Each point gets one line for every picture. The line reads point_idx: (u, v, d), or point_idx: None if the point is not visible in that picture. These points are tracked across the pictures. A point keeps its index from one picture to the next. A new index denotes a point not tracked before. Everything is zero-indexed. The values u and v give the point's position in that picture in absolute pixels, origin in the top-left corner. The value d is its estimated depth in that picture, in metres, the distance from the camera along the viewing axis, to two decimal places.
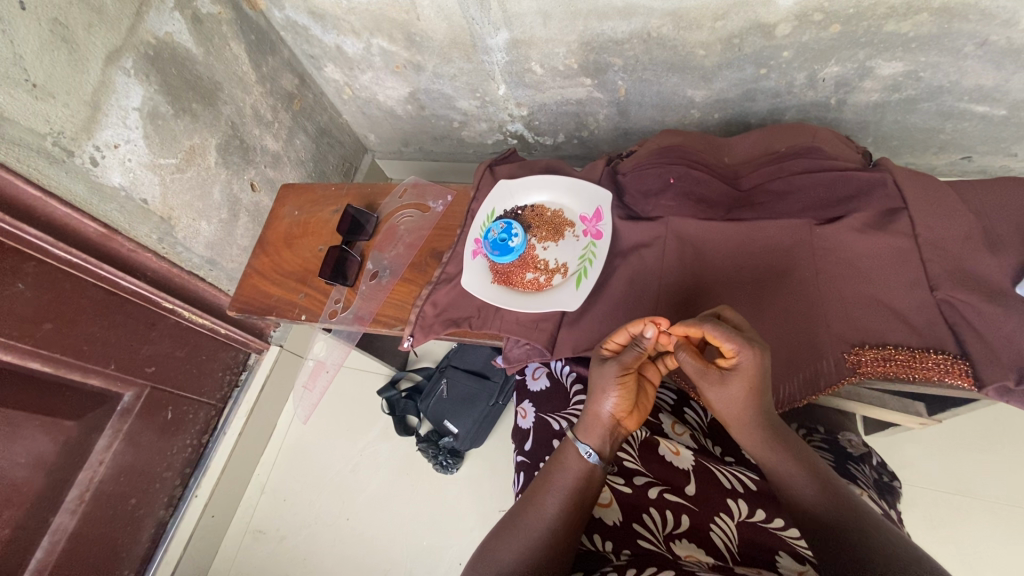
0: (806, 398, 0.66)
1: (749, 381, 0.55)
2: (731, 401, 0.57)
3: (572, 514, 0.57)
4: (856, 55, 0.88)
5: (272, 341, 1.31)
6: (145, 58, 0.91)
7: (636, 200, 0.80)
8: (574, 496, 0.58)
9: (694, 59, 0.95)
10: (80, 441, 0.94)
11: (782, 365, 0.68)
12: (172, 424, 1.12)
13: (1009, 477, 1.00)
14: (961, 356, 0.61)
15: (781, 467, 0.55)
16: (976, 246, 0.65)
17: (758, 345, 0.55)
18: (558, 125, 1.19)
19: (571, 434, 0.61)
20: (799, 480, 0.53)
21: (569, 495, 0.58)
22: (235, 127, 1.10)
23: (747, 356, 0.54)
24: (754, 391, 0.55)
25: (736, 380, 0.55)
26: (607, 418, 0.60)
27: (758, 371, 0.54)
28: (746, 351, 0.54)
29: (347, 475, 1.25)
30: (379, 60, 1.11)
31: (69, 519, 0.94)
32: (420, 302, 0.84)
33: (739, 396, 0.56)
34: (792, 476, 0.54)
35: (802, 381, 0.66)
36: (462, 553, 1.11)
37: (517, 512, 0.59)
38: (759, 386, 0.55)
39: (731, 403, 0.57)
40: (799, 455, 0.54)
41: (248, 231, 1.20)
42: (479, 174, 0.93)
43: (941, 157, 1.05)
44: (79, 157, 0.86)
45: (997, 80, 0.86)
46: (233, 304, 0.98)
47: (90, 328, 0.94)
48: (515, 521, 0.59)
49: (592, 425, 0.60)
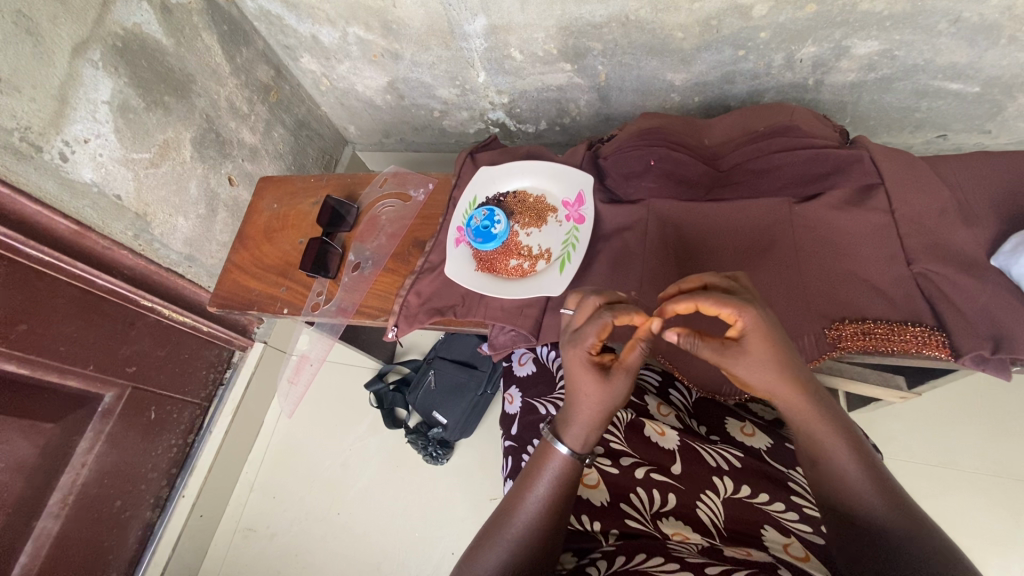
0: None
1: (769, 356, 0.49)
2: (762, 371, 0.50)
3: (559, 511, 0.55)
4: (832, 35, 0.88)
5: (256, 338, 1.30)
6: (113, 50, 0.89)
7: (618, 183, 0.80)
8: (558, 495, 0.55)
9: (673, 42, 0.95)
10: (60, 444, 0.92)
11: None
12: (156, 424, 1.10)
13: (987, 448, 1.02)
14: (938, 329, 0.62)
15: (829, 453, 0.50)
16: (951, 219, 0.66)
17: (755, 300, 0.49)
18: (539, 113, 1.19)
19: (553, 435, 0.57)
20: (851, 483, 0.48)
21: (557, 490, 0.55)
22: (210, 120, 1.07)
23: (750, 314, 0.48)
24: (779, 352, 0.49)
25: (755, 343, 0.48)
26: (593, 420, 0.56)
27: (769, 327, 0.49)
28: (748, 311, 0.48)
29: (337, 470, 1.25)
30: (356, 49, 1.09)
31: (53, 523, 0.92)
32: (403, 292, 0.84)
33: (768, 359, 0.49)
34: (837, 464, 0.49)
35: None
36: (454, 543, 1.11)
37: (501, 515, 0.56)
38: (782, 340, 0.49)
39: (764, 372, 0.50)
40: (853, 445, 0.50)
41: (228, 226, 1.18)
42: (460, 161, 0.92)
43: (918, 136, 1.07)
44: (49, 153, 0.84)
45: (970, 58, 0.87)
46: (213, 300, 0.96)
47: (67, 328, 0.93)
48: (501, 518, 0.56)
49: (577, 427, 0.55)
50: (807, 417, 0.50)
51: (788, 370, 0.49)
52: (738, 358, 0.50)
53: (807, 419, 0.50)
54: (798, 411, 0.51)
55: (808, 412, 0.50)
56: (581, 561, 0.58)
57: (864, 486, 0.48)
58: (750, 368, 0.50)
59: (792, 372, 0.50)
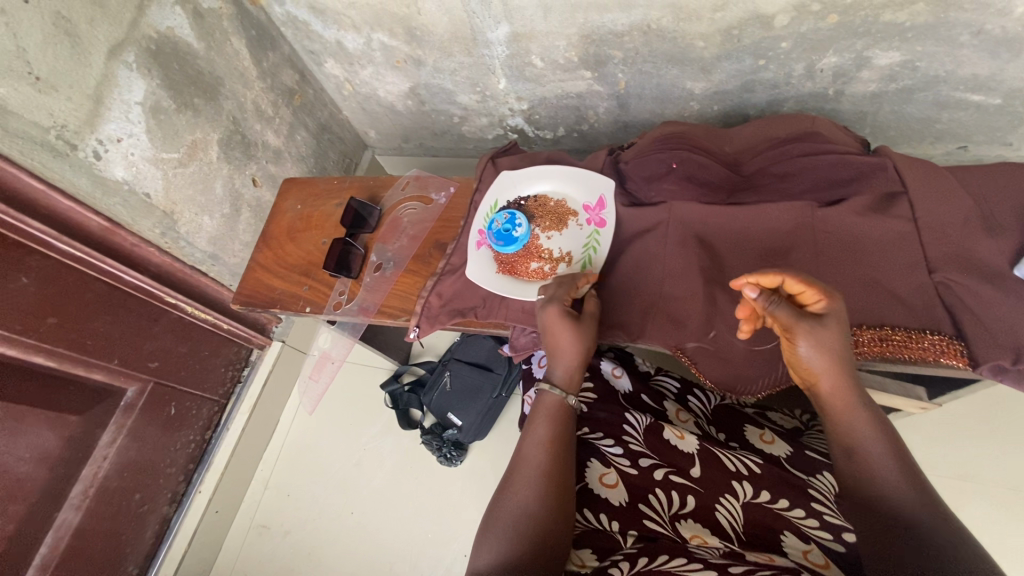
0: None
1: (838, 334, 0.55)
2: (829, 354, 0.54)
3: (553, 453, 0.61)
4: (854, 45, 0.89)
5: (274, 337, 1.31)
6: (147, 52, 0.91)
7: (639, 186, 0.81)
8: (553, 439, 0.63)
9: (694, 51, 0.96)
10: (84, 436, 0.94)
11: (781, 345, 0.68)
12: (175, 419, 1.11)
13: (1008, 461, 1.01)
14: (957, 338, 0.62)
15: (872, 449, 0.53)
16: (974, 228, 0.66)
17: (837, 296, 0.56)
18: (558, 119, 1.20)
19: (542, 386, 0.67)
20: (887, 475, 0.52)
21: (550, 440, 0.62)
22: (237, 122, 1.10)
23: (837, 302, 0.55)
24: (843, 343, 0.55)
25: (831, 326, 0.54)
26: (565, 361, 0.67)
27: (843, 320, 0.55)
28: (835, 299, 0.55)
29: (350, 470, 1.25)
30: (380, 55, 1.12)
31: (74, 514, 0.93)
32: (426, 293, 0.85)
33: (837, 341, 0.55)
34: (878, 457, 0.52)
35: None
36: (467, 545, 1.11)
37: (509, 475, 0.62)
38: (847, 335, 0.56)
39: (827, 358, 0.55)
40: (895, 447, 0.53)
41: (250, 227, 1.20)
42: (481, 166, 0.93)
43: (937, 147, 1.07)
44: (83, 151, 0.87)
45: (992, 69, 0.88)
46: (237, 298, 0.98)
47: (94, 322, 0.94)
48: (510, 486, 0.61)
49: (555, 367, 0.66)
50: (853, 409, 0.55)
51: (846, 363, 0.55)
52: (813, 334, 0.54)
53: (853, 410, 0.55)
54: (845, 405, 0.55)
55: (858, 405, 0.55)
56: (602, 562, 0.57)
57: (903, 481, 0.51)
58: (820, 349, 0.54)
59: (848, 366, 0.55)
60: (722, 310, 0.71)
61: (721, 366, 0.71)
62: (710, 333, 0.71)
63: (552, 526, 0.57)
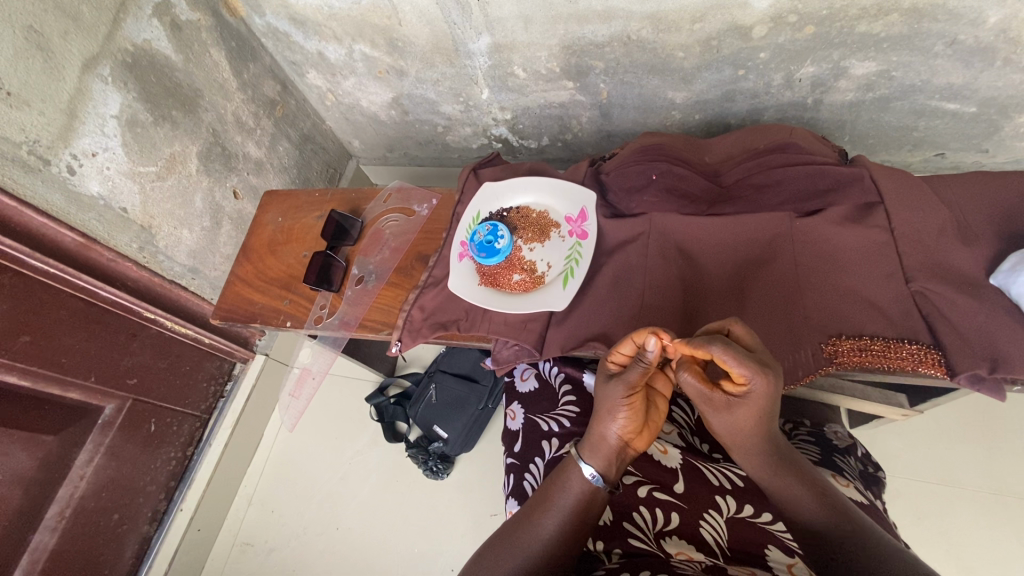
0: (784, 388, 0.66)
1: (757, 406, 0.50)
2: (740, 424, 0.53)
3: (568, 527, 0.56)
4: (830, 55, 0.90)
5: (257, 351, 1.30)
6: (123, 66, 0.90)
7: (620, 198, 0.81)
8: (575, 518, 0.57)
9: (674, 61, 0.96)
10: (60, 456, 0.92)
11: None
12: (155, 436, 1.09)
13: (989, 465, 1.02)
14: (935, 347, 0.62)
15: (790, 490, 0.54)
16: (950, 237, 0.66)
17: (773, 371, 0.49)
18: (541, 129, 1.20)
19: (576, 452, 0.58)
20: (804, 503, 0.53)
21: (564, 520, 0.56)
22: (217, 134, 1.09)
23: (762, 382, 0.48)
24: (764, 414, 0.51)
25: (749, 404, 0.50)
26: (613, 441, 0.56)
27: (770, 397, 0.50)
28: (762, 380, 0.48)
29: (335, 484, 1.24)
30: (362, 66, 1.11)
31: (50, 536, 0.91)
32: (407, 306, 0.84)
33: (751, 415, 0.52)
34: (795, 489, 0.54)
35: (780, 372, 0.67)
36: (454, 559, 1.11)
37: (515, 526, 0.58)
38: (771, 405, 0.51)
39: (738, 426, 0.53)
40: (808, 477, 0.54)
41: (231, 239, 1.19)
42: (463, 177, 0.93)
43: (916, 154, 1.08)
44: (56, 166, 0.85)
45: (967, 79, 0.89)
46: (216, 312, 0.96)
47: (68, 340, 0.92)
48: (508, 543, 0.57)
49: (599, 445, 0.57)
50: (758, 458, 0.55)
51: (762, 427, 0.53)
52: (722, 408, 0.53)
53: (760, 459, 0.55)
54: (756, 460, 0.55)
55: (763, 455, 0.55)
56: None
57: (812, 500, 0.52)
58: (729, 419, 0.53)
59: (766, 428, 0.53)
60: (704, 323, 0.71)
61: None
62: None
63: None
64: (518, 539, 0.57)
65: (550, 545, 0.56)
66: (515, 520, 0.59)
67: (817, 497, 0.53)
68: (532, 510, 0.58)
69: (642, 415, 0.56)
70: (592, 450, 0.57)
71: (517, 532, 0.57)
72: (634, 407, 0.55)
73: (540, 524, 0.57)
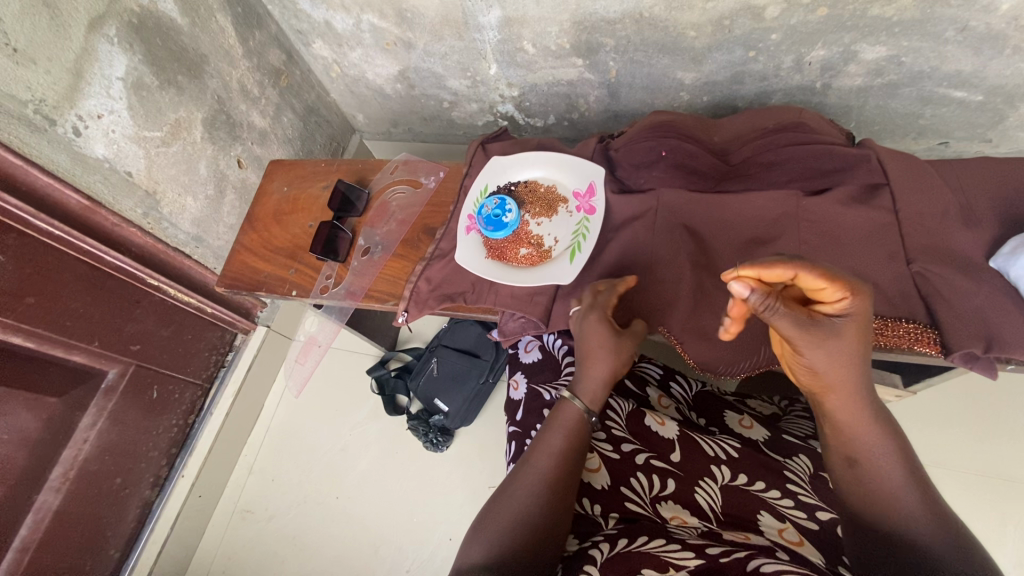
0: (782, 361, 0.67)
1: (855, 331, 0.49)
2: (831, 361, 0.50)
3: (555, 496, 0.60)
4: (842, 39, 0.90)
5: (258, 322, 1.30)
6: (129, 27, 0.89)
7: (628, 172, 0.82)
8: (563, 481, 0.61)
9: (685, 40, 0.96)
10: (64, 418, 0.92)
11: (761, 334, 0.69)
12: (157, 403, 1.10)
13: (977, 448, 1.05)
14: (931, 326, 0.64)
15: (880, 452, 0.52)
16: (952, 220, 0.68)
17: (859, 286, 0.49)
18: (548, 107, 1.20)
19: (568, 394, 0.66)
20: (889, 466, 0.51)
21: (550, 484, 0.60)
22: (221, 102, 1.08)
23: (858, 302, 0.48)
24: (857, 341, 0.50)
25: (851, 323, 0.48)
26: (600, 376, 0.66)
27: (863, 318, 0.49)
28: (859, 296, 0.48)
29: (336, 454, 1.26)
30: (370, 37, 1.10)
31: (54, 497, 0.92)
32: (414, 278, 0.84)
33: (848, 348, 0.49)
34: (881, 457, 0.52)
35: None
36: (452, 529, 1.13)
37: (506, 484, 0.63)
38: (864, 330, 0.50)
39: (831, 363, 0.50)
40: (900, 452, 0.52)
41: (235, 208, 1.18)
42: (471, 151, 0.93)
43: (920, 142, 1.08)
44: (62, 126, 0.85)
45: (975, 66, 0.89)
46: (221, 281, 0.97)
47: (72, 303, 0.92)
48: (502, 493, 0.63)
49: (586, 382, 0.66)
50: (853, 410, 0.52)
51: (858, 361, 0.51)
52: (819, 338, 0.48)
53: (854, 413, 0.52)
54: (853, 409, 0.52)
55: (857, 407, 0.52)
56: (584, 544, 0.59)
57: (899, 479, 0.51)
58: (827, 352, 0.49)
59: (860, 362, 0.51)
60: (708, 299, 0.72)
61: (707, 348, 0.70)
62: (694, 317, 0.71)
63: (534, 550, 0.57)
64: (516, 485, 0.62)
65: (546, 478, 0.61)
66: (505, 482, 0.64)
67: (906, 470, 0.51)
68: (521, 469, 0.63)
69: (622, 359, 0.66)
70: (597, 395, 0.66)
71: (517, 478, 0.62)
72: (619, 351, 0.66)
73: (538, 463, 0.62)
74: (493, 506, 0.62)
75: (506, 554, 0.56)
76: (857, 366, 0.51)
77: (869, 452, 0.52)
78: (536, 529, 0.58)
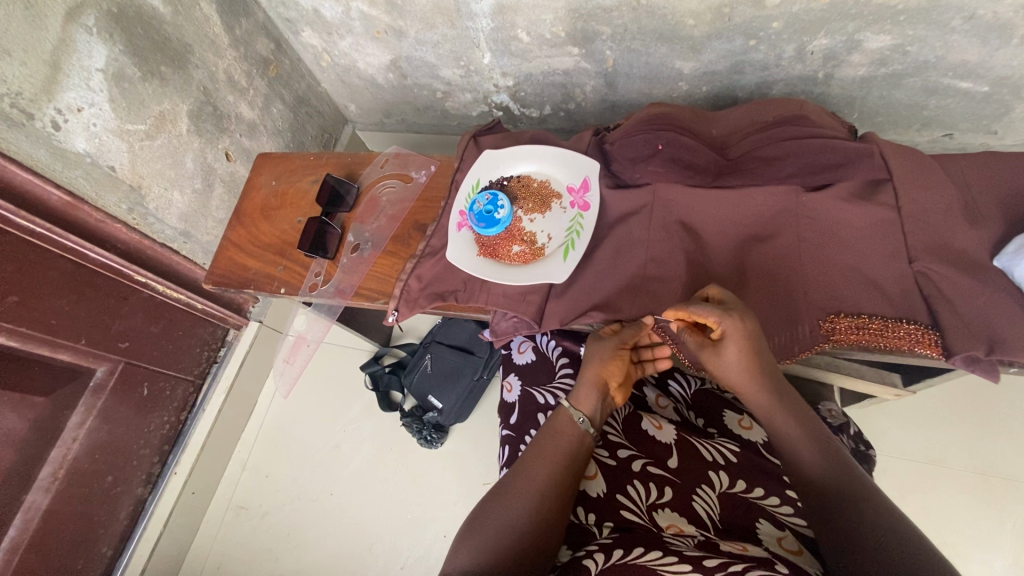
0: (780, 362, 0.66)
1: (738, 348, 0.58)
2: (736, 372, 0.59)
3: (546, 503, 0.59)
4: (845, 27, 0.87)
5: (250, 317, 1.28)
6: (108, 16, 0.86)
7: (624, 167, 0.78)
8: (555, 489, 0.60)
9: (684, 28, 0.93)
10: (51, 418, 0.91)
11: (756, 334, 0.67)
12: (148, 401, 1.09)
13: (976, 446, 1.04)
14: (933, 327, 0.62)
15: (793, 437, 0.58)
16: (956, 218, 0.65)
17: (741, 313, 0.58)
18: (544, 97, 1.17)
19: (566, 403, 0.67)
20: (802, 447, 0.57)
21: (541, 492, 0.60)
22: (207, 93, 1.05)
23: (731, 325, 0.57)
24: (750, 357, 0.58)
25: (731, 347, 0.58)
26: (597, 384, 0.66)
27: (745, 337, 0.57)
28: (731, 320, 0.57)
29: (330, 451, 1.25)
30: (359, 25, 1.07)
31: (43, 497, 0.91)
32: (404, 276, 0.82)
33: (739, 362, 0.58)
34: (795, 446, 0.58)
35: (778, 345, 0.67)
36: (446, 526, 1.12)
37: (498, 493, 0.62)
38: (753, 345, 0.58)
39: (733, 372, 0.59)
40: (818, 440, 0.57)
41: (224, 202, 1.16)
42: (462, 144, 0.90)
43: (924, 134, 1.06)
44: (40, 121, 0.82)
45: (982, 56, 0.87)
46: (209, 278, 0.95)
47: (58, 301, 0.91)
48: (494, 501, 0.62)
49: (584, 390, 0.66)
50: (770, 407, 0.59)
51: (762, 366, 0.59)
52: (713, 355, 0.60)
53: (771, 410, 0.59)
54: (769, 408, 0.59)
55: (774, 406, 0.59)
56: (578, 553, 0.58)
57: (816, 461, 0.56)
58: (723, 366, 0.60)
59: (760, 369, 0.58)
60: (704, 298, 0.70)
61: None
62: None
63: (525, 558, 0.56)
64: (511, 491, 0.61)
65: (543, 486, 0.60)
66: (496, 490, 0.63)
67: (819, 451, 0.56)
68: (513, 478, 0.62)
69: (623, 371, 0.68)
70: (591, 408, 0.65)
71: (512, 484, 0.62)
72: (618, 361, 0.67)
73: (534, 471, 0.61)
74: (484, 513, 0.61)
75: (496, 562, 0.56)
76: (760, 373, 0.59)
77: (784, 437, 0.59)
78: (525, 536, 0.57)
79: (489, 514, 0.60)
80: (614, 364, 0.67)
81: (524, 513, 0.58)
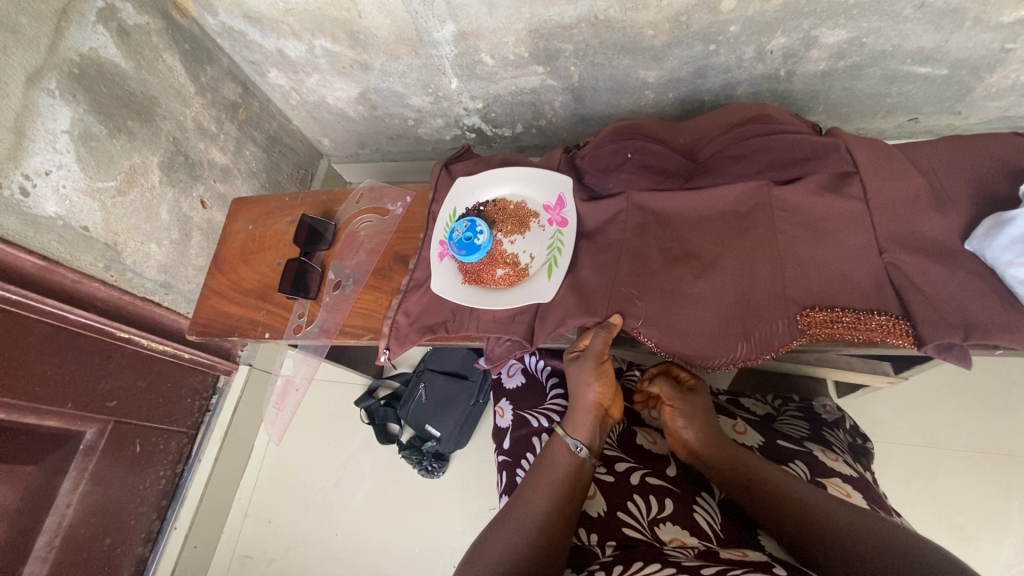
0: (759, 358, 0.65)
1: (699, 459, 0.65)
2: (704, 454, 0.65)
3: (548, 533, 0.59)
4: (801, 25, 0.88)
5: (240, 362, 1.28)
6: (70, 77, 0.86)
7: (596, 178, 0.80)
8: (554, 518, 0.60)
9: (644, 39, 0.94)
10: (43, 485, 0.89)
11: (734, 329, 0.67)
12: (141, 457, 1.07)
13: (972, 424, 1.05)
14: (904, 318, 0.62)
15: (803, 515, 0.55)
16: (924, 206, 0.66)
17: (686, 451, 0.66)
18: (514, 116, 1.18)
19: (561, 431, 0.66)
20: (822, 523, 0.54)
21: (541, 521, 0.59)
22: (177, 142, 1.05)
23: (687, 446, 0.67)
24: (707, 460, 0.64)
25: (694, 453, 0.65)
26: (592, 411, 0.66)
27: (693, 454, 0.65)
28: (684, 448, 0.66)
29: (331, 490, 1.23)
30: (325, 62, 1.07)
31: (40, 567, 0.89)
32: (391, 312, 0.82)
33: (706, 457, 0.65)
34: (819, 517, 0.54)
35: (756, 341, 0.65)
36: (455, 555, 1.11)
37: (497, 526, 0.61)
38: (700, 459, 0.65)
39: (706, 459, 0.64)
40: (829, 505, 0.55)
41: (203, 249, 1.16)
42: (435, 173, 0.90)
43: (889, 120, 1.07)
44: (9, 188, 0.81)
45: (937, 42, 0.88)
46: (193, 327, 0.94)
47: (41, 367, 0.89)
48: (492, 534, 0.61)
49: (579, 417, 0.66)
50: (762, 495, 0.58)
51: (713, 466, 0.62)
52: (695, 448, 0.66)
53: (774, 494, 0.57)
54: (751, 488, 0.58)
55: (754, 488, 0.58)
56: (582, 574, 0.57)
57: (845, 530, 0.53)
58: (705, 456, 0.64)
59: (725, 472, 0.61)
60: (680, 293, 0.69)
61: (680, 341, 0.68)
62: (666, 312, 0.69)
63: None
64: (508, 523, 0.61)
65: (534, 520, 0.59)
66: (494, 525, 0.62)
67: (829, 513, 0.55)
68: (510, 510, 0.62)
69: (613, 385, 0.68)
70: (587, 434, 0.65)
71: (509, 516, 0.61)
72: (603, 378, 0.67)
73: (531, 500, 0.61)
74: (484, 546, 0.60)
75: None
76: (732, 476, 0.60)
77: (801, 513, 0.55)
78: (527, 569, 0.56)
79: (489, 547, 0.60)
80: (600, 382, 0.67)
81: (525, 544, 0.58)
